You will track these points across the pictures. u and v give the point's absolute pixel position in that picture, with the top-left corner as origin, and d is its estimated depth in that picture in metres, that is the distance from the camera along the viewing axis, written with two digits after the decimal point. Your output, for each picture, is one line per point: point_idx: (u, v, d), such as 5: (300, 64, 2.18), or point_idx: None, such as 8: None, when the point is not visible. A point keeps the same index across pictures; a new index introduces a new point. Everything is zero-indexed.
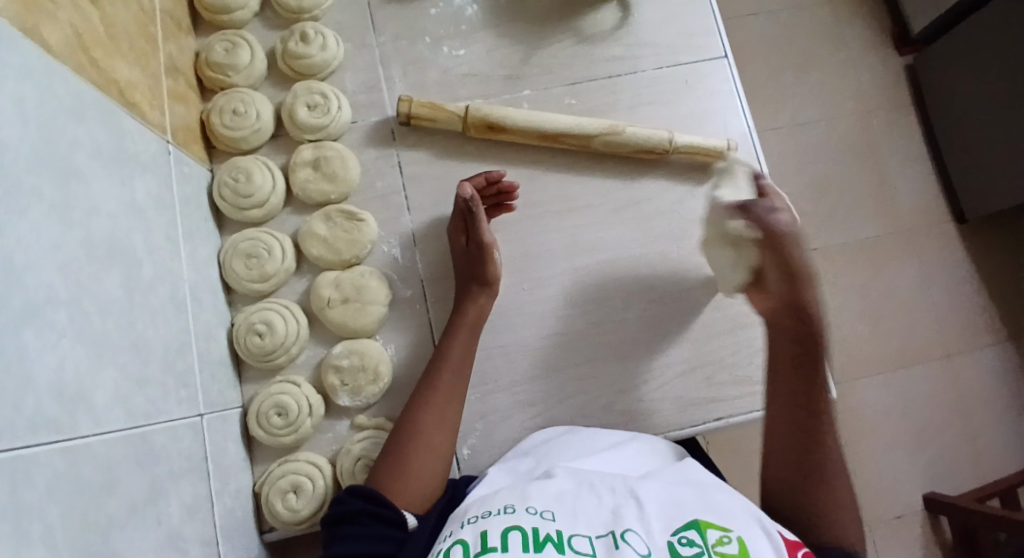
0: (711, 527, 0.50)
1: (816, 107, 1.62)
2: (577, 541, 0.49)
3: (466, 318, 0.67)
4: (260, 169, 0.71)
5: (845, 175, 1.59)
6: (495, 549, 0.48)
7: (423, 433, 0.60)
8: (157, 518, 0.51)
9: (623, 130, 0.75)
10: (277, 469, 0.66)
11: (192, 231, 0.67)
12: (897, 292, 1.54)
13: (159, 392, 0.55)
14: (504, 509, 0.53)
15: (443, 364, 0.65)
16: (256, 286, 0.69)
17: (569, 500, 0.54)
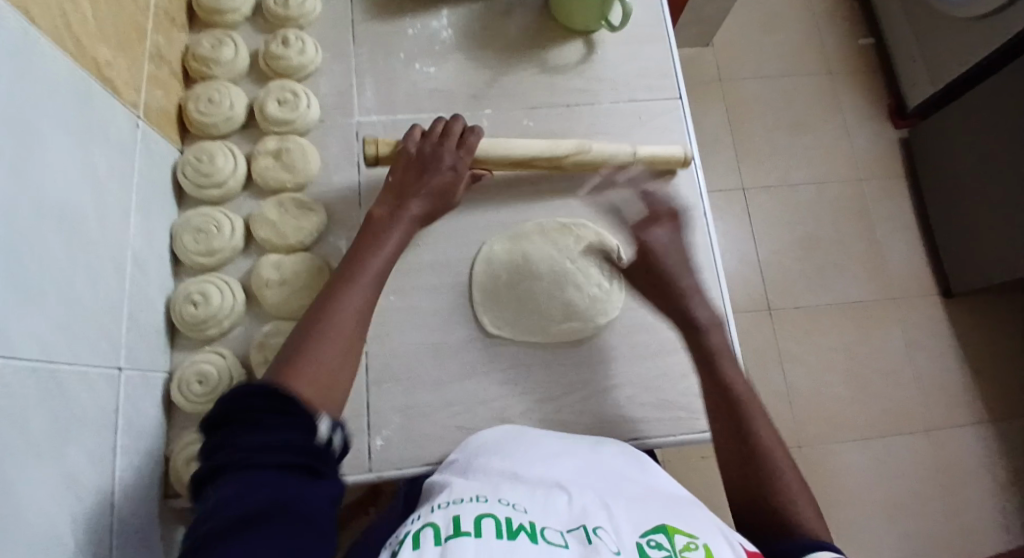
0: (678, 534, 0.50)
1: (806, 170, 1.64)
2: (550, 532, 0.49)
3: (390, 236, 0.67)
4: (224, 154, 0.76)
5: (832, 238, 1.59)
6: (467, 533, 0.47)
7: (339, 332, 0.58)
8: (52, 456, 0.52)
9: (590, 148, 0.79)
10: (189, 437, 0.68)
11: (147, 202, 0.71)
12: (878, 359, 1.52)
13: (78, 337, 0.57)
14: (477, 498, 0.54)
15: (360, 271, 0.63)
16: (201, 260, 0.73)
17: (539, 498, 0.55)
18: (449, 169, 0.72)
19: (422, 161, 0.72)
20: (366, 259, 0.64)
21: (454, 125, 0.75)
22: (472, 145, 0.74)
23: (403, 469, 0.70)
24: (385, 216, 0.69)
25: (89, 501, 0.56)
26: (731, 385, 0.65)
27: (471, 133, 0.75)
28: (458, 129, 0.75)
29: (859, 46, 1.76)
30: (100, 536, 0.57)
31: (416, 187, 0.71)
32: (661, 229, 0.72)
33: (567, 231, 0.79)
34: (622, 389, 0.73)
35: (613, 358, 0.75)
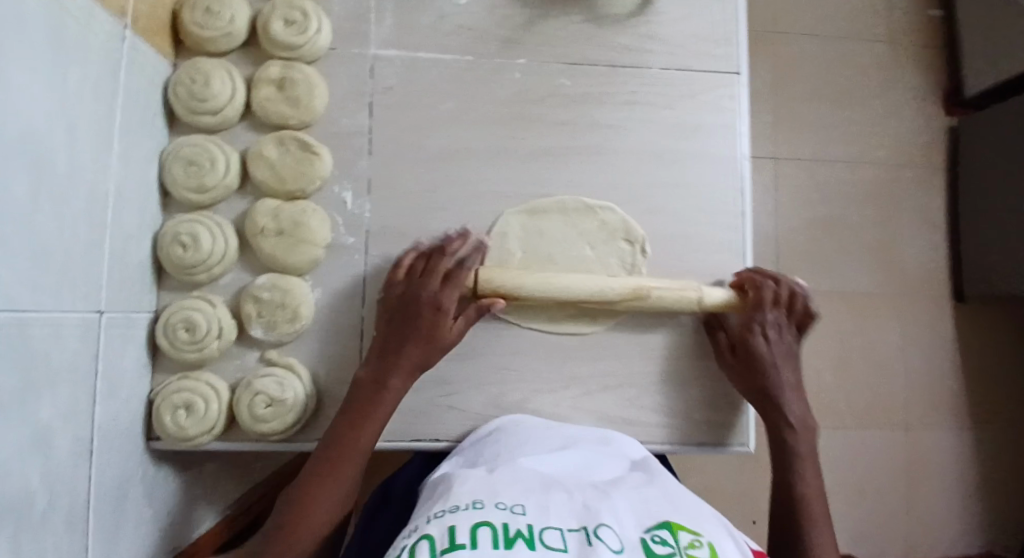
0: (683, 530, 0.49)
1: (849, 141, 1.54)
2: (549, 533, 0.47)
3: (377, 408, 0.61)
4: (221, 77, 0.67)
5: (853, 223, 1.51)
6: (463, 546, 0.44)
7: (308, 525, 0.56)
8: (25, 416, 0.49)
9: (648, 295, 0.67)
10: (175, 383, 0.65)
11: (133, 127, 0.64)
12: (878, 350, 1.49)
13: (53, 285, 0.52)
14: (473, 504, 0.50)
15: (338, 452, 0.59)
16: (192, 197, 0.66)
17: (539, 496, 0.53)
18: (433, 318, 0.63)
19: (405, 307, 0.64)
20: (347, 436, 0.60)
21: (441, 258, 0.65)
22: (460, 281, 0.65)
23: (391, 441, 0.68)
24: (371, 381, 0.62)
25: (65, 456, 0.54)
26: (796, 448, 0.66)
27: (460, 264, 0.66)
28: (450, 256, 0.66)
29: (929, 15, 1.60)
30: (75, 488, 0.56)
31: (401, 342, 0.63)
32: (773, 314, 0.69)
33: (591, 214, 0.72)
34: (626, 390, 0.71)
35: (620, 357, 0.71)
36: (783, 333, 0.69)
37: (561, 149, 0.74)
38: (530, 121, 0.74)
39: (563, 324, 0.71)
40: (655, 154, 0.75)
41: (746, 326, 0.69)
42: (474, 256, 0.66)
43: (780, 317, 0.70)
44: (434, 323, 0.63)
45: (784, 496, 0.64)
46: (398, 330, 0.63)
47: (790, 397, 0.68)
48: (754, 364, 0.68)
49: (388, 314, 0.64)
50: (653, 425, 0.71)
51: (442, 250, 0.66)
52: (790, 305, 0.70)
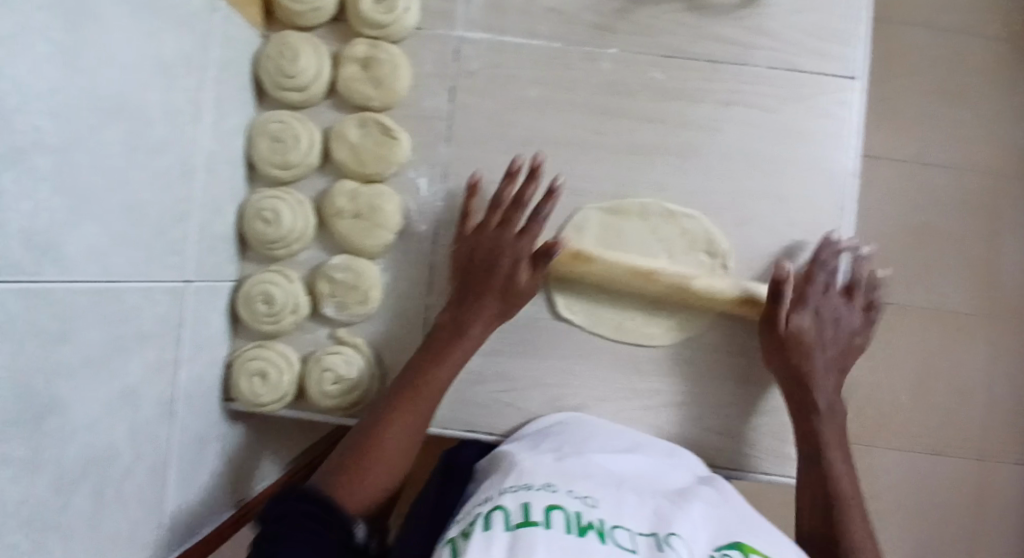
0: (755, 553, 0.47)
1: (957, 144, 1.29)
2: (620, 532, 0.47)
3: (455, 351, 0.63)
4: (309, 53, 0.67)
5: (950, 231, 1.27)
6: (538, 523, 0.45)
7: (384, 452, 0.60)
8: (110, 375, 0.52)
9: (721, 274, 0.68)
10: (252, 350, 0.68)
11: (224, 100, 0.65)
12: (958, 376, 1.25)
13: (140, 253, 0.55)
14: (548, 487, 0.51)
15: (416, 391, 0.62)
16: (275, 173, 0.68)
17: (611, 493, 0.53)
18: (510, 267, 0.63)
19: (482, 257, 0.64)
20: (425, 377, 0.62)
21: (515, 208, 0.65)
22: (535, 232, 0.64)
23: (447, 430, 0.70)
24: (450, 324, 0.64)
25: (148, 415, 0.58)
26: (831, 457, 0.63)
27: (536, 214, 0.64)
28: (524, 204, 0.64)
29: None
30: (158, 445, 0.59)
31: (479, 291, 0.64)
32: (830, 300, 0.66)
33: (673, 220, 0.69)
34: (689, 408, 0.69)
35: (685, 370, 0.70)
36: (838, 318, 0.66)
37: (645, 148, 0.70)
38: (616, 116, 0.70)
39: (628, 335, 0.69)
40: (747, 159, 0.70)
41: (801, 299, 0.66)
42: (547, 203, 0.64)
43: (836, 302, 0.67)
44: (509, 275, 0.63)
45: (824, 511, 0.61)
46: (474, 279, 0.64)
47: (823, 380, 0.65)
48: (798, 341, 0.64)
49: (464, 261, 0.65)
50: (715, 445, 0.69)
51: (517, 197, 0.65)
52: (850, 295, 0.68)
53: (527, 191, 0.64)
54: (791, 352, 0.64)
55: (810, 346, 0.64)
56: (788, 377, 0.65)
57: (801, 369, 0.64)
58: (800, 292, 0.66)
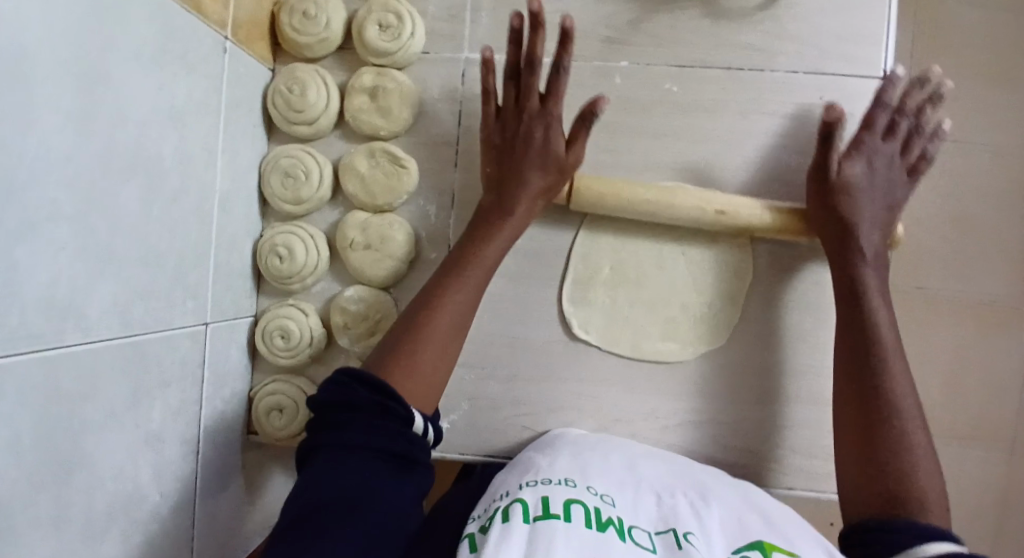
0: (777, 550, 0.44)
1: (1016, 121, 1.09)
2: (638, 532, 0.46)
3: (501, 230, 0.62)
4: (316, 85, 0.67)
5: (1014, 209, 1.10)
6: (557, 516, 0.45)
7: (437, 330, 0.58)
8: (136, 422, 0.54)
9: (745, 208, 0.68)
10: (270, 385, 0.70)
11: (236, 137, 0.65)
12: (1015, 372, 1.12)
13: (161, 303, 0.56)
14: (566, 483, 0.51)
15: (465, 269, 0.61)
16: (288, 208, 0.68)
17: (628, 496, 0.53)
18: (543, 139, 0.60)
19: (517, 132, 0.62)
20: (471, 258, 0.61)
21: (530, 71, 0.60)
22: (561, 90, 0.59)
23: (466, 454, 0.70)
24: (494, 206, 0.63)
25: (173, 453, 0.60)
26: (888, 383, 0.57)
27: (558, 67, 0.58)
28: (536, 61, 0.59)
29: None
30: (183, 481, 0.62)
31: (520, 163, 0.61)
32: (889, 144, 0.62)
33: None
34: (708, 428, 0.68)
35: (705, 391, 0.68)
36: (893, 166, 0.62)
37: (659, 164, 0.68)
38: (629, 132, 0.68)
39: (645, 353, 0.68)
40: (767, 172, 0.68)
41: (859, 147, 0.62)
42: (564, 53, 0.57)
43: (894, 149, 0.62)
44: (546, 144, 0.60)
45: (879, 442, 0.55)
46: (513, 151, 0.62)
47: (871, 230, 0.61)
48: (852, 190, 0.60)
49: (500, 138, 0.63)
50: (738, 467, 0.68)
51: (530, 58, 0.59)
52: (910, 143, 0.63)
53: (534, 43, 0.58)
54: (842, 202, 0.60)
55: (863, 197, 0.61)
56: (840, 245, 0.61)
57: (853, 232, 0.61)
58: (856, 140, 0.62)
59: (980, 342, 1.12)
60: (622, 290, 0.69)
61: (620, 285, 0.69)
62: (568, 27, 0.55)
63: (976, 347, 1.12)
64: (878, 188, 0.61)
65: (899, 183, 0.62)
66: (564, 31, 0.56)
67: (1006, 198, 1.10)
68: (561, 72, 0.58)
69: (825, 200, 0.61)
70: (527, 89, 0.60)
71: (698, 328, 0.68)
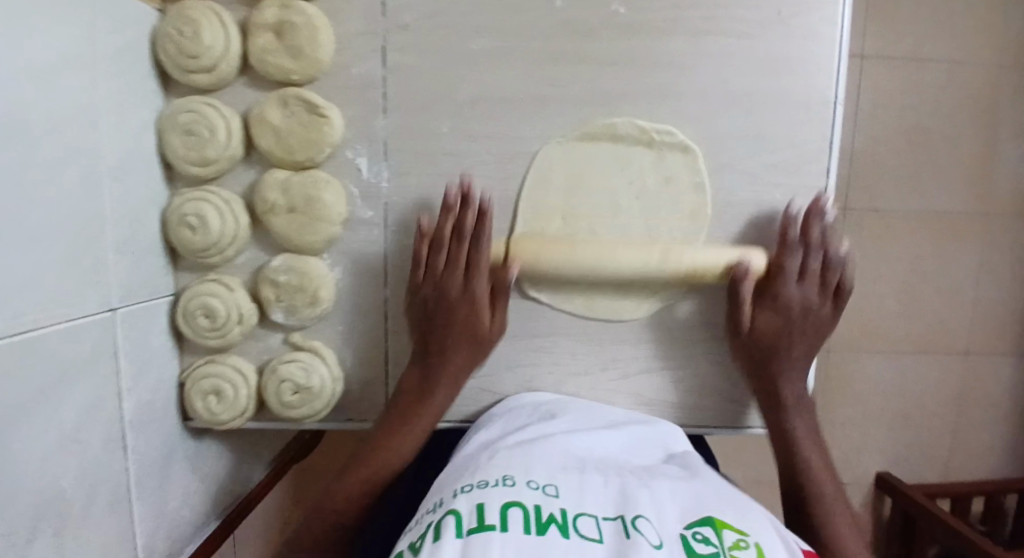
0: (727, 528, 0.46)
1: (974, 34, 1.05)
2: (585, 521, 0.45)
3: (422, 412, 0.61)
4: (210, 23, 0.57)
5: (971, 123, 1.08)
6: (494, 527, 0.43)
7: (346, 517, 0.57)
8: (49, 428, 0.48)
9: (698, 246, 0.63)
10: (201, 368, 0.64)
11: (122, 92, 0.55)
12: (966, 285, 1.14)
13: (57, 291, 0.48)
14: (504, 481, 0.49)
15: (382, 448, 0.60)
16: (195, 171, 0.60)
17: (573, 476, 0.51)
18: (466, 315, 0.60)
19: (436, 303, 0.60)
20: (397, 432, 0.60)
21: (457, 241, 0.59)
22: (483, 263, 0.60)
23: None
24: (416, 387, 0.61)
25: (99, 453, 0.54)
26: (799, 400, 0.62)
27: (476, 244, 0.59)
28: (466, 234, 0.59)
29: None
30: (115, 480, 0.56)
31: (443, 332, 0.60)
32: (802, 287, 0.61)
33: (647, 141, 0.62)
34: (671, 375, 0.66)
35: (666, 338, 0.65)
36: (811, 307, 0.61)
37: (609, 97, 0.62)
38: (574, 62, 0.61)
39: (599, 312, 0.64)
40: (725, 99, 0.62)
41: (772, 299, 0.61)
42: (483, 226, 0.59)
43: (810, 290, 0.61)
44: (470, 314, 0.60)
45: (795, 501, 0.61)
46: (435, 323, 0.60)
47: (792, 369, 0.62)
48: (766, 344, 0.61)
49: (418, 302, 0.61)
50: (705, 408, 0.66)
51: (456, 227, 0.59)
52: (827, 275, 0.62)
53: (464, 219, 0.59)
54: (760, 346, 0.61)
55: (780, 345, 0.61)
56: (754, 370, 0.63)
57: (772, 377, 0.62)
58: (768, 285, 0.62)
59: (936, 260, 1.12)
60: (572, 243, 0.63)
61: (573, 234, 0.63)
62: (485, 206, 0.58)
63: (932, 265, 1.12)
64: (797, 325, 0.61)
65: (818, 322, 0.62)
66: (481, 208, 0.59)
67: (964, 113, 1.07)
68: (479, 268, 0.60)
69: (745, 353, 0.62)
70: (443, 266, 0.60)
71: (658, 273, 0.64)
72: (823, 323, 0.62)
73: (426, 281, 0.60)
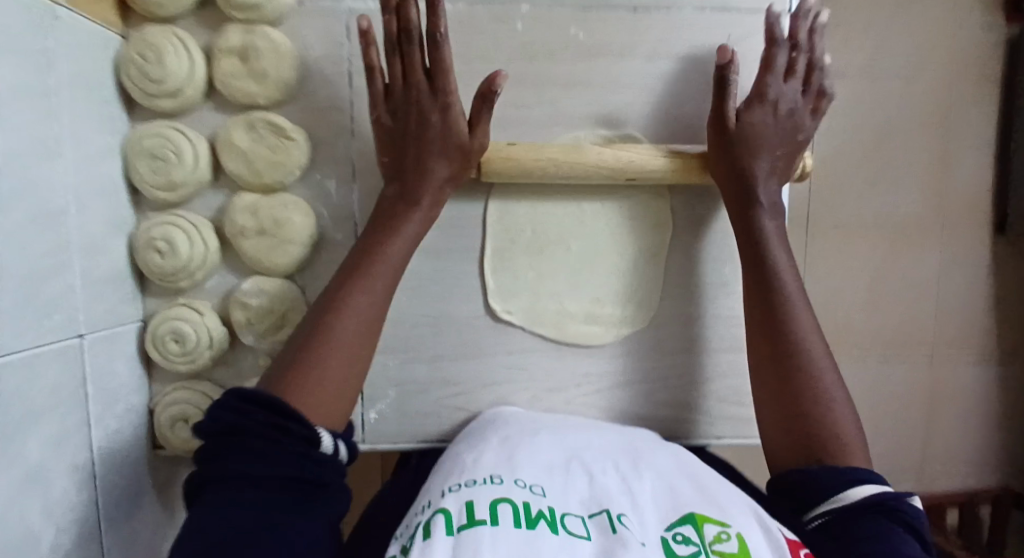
0: (709, 523, 0.48)
1: (923, 52, 1.10)
2: (570, 518, 0.48)
3: (405, 224, 0.58)
4: (174, 49, 0.58)
5: (924, 137, 1.12)
6: (483, 522, 0.45)
7: (338, 352, 0.53)
8: (10, 461, 0.46)
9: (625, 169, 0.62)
10: (170, 395, 0.63)
11: (84, 119, 0.55)
12: (929, 291, 1.17)
13: (20, 323, 0.47)
14: (491, 480, 0.51)
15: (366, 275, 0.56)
16: (161, 195, 0.60)
17: (559, 477, 0.54)
18: (441, 121, 0.57)
19: (412, 111, 0.57)
20: (378, 255, 0.57)
21: (410, 43, 0.55)
22: (448, 65, 0.55)
23: (399, 443, 0.66)
24: (398, 199, 0.58)
25: (66, 488, 0.52)
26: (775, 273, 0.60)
27: (433, 37, 0.54)
28: (414, 31, 0.54)
29: None
30: (83, 516, 0.54)
31: (421, 148, 0.57)
32: (789, 86, 0.60)
33: None
34: (643, 388, 0.67)
35: (637, 350, 0.66)
36: (796, 109, 0.60)
37: (571, 116, 0.64)
38: (537, 85, 0.63)
39: (569, 332, 0.65)
40: (683, 116, 0.64)
41: (760, 92, 0.59)
42: (436, 21, 0.53)
43: (795, 90, 0.60)
44: (446, 126, 0.57)
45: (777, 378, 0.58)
46: (412, 132, 0.57)
47: (769, 180, 0.60)
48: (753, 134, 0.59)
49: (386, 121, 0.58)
50: (677, 420, 0.67)
51: (403, 27, 0.54)
52: (808, 81, 0.61)
53: (408, 14, 0.53)
54: (743, 150, 0.59)
55: (767, 140, 0.59)
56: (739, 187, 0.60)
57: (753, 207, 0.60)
58: (757, 84, 0.59)
59: (900, 268, 1.16)
60: (541, 259, 0.65)
61: (542, 251, 0.65)
62: None
63: (895, 273, 1.16)
64: (779, 134, 0.60)
65: (801, 127, 0.60)
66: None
67: (916, 126, 1.12)
68: (445, 69, 0.55)
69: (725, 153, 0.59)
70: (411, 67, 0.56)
71: (623, 286, 0.65)
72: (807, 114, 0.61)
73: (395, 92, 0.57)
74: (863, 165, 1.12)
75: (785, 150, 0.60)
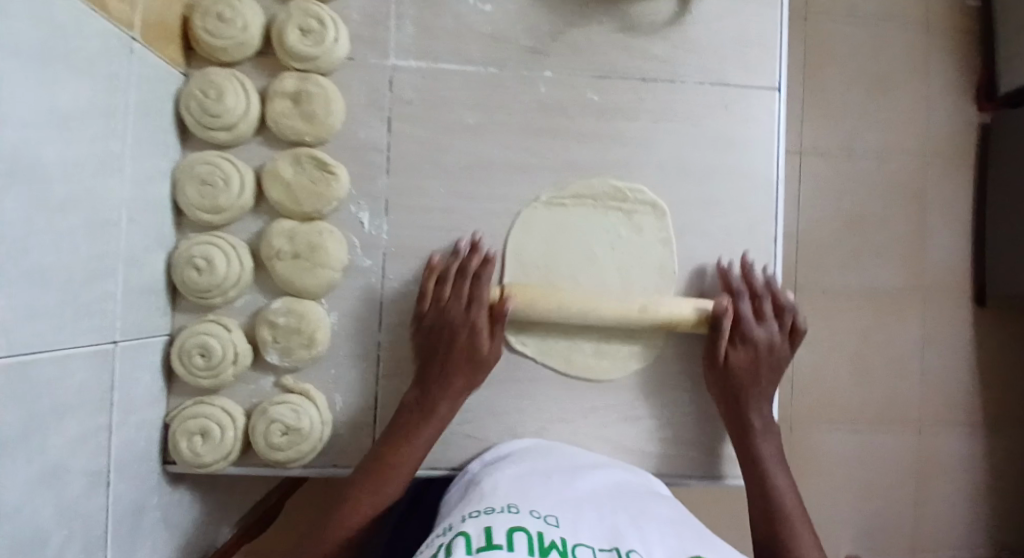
0: None
1: (894, 139, 1.22)
2: (582, 550, 0.44)
3: (438, 411, 0.63)
4: (233, 89, 0.65)
5: (900, 212, 1.21)
6: (500, 547, 0.42)
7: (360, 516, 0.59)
8: (41, 453, 0.47)
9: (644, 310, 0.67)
10: (190, 408, 0.65)
11: (145, 144, 0.61)
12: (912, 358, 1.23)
13: (69, 319, 0.50)
14: (508, 508, 0.49)
15: (395, 451, 0.61)
16: (206, 217, 0.65)
17: (572, 508, 0.51)
18: (469, 338, 0.64)
19: (443, 328, 0.64)
20: (409, 437, 0.62)
21: (460, 277, 0.66)
22: (483, 297, 0.65)
23: None
24: (417, 405, 0.63)
25: (83, 490, 0.53)
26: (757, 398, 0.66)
27: (478, 278, 0.65)
28: (468, 271, 0.66)
29: None
30: (94, 520, 0.54)
31: (445, 362, 0.64)
32: (766, 327, 0.67)
33: (621, 199, 0.70)
34: (646, 423, 0.70)
35: (640, 385, 0.70)
36: (776, 346, 0.67)
37: (584, 168, 0.71)
38: (555, 139, 0.71)
39: (577, 369, 0.69)
40: (684, 173, 0.72)
41: (741, 339, 0.66)
42: (484, 272, 0.65)
43: (771, 328, 0.67)
44: (469, 343, 0.64)
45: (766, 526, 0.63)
46: (437, 351, 0.64)
47: (765, 420, 0.66)
48: (736, 377, 0.66)
49: (423, 329, 0.65)
50: (678, 456, 0.70)
51: (461, 267, 0.66)
52: (782, 313, 0.68)
53: (470, 261, 0.66)
54: (734, 381, 0.66)
55: (753, 393, 0.66)
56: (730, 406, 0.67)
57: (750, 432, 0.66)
58: (734, 333, 0.67)
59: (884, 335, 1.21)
60: None
61: (554, 289, 0.70)
62: (489, 257, 0.66)
63: (879, 339, 1.22)
64: (759, 357, 0.66)
65: (780, 359, 0.67)
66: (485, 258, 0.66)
67: (891, 203, 1.21)
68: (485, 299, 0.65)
69: (719, 378, 0.67)
70: (451, 291, 0.66)
71: None
72: (783, 348, 0.67)
73: (430, 310, 0.65)
74: (845, 236, 1.20)
75: (767, 379, 0.67)
